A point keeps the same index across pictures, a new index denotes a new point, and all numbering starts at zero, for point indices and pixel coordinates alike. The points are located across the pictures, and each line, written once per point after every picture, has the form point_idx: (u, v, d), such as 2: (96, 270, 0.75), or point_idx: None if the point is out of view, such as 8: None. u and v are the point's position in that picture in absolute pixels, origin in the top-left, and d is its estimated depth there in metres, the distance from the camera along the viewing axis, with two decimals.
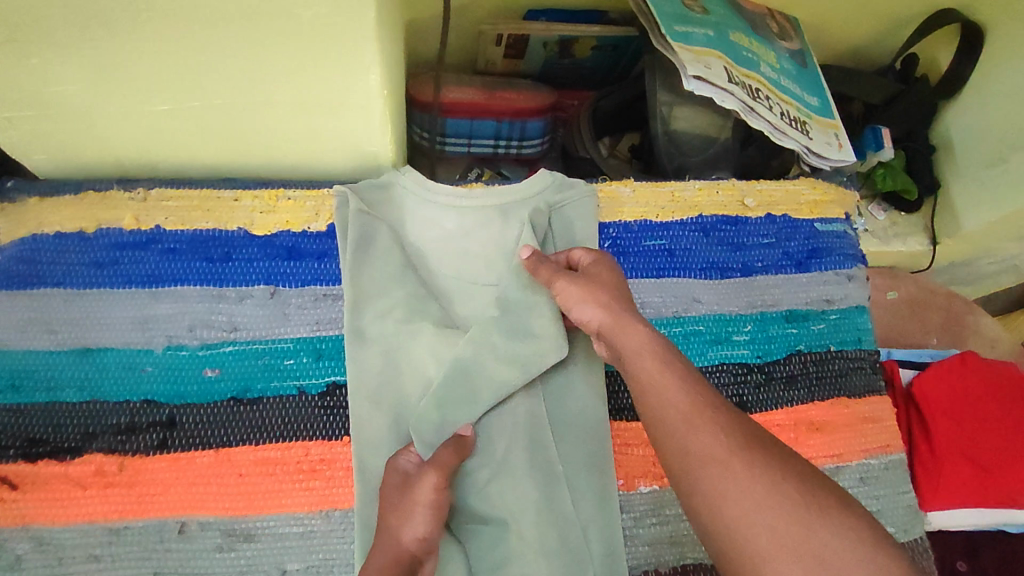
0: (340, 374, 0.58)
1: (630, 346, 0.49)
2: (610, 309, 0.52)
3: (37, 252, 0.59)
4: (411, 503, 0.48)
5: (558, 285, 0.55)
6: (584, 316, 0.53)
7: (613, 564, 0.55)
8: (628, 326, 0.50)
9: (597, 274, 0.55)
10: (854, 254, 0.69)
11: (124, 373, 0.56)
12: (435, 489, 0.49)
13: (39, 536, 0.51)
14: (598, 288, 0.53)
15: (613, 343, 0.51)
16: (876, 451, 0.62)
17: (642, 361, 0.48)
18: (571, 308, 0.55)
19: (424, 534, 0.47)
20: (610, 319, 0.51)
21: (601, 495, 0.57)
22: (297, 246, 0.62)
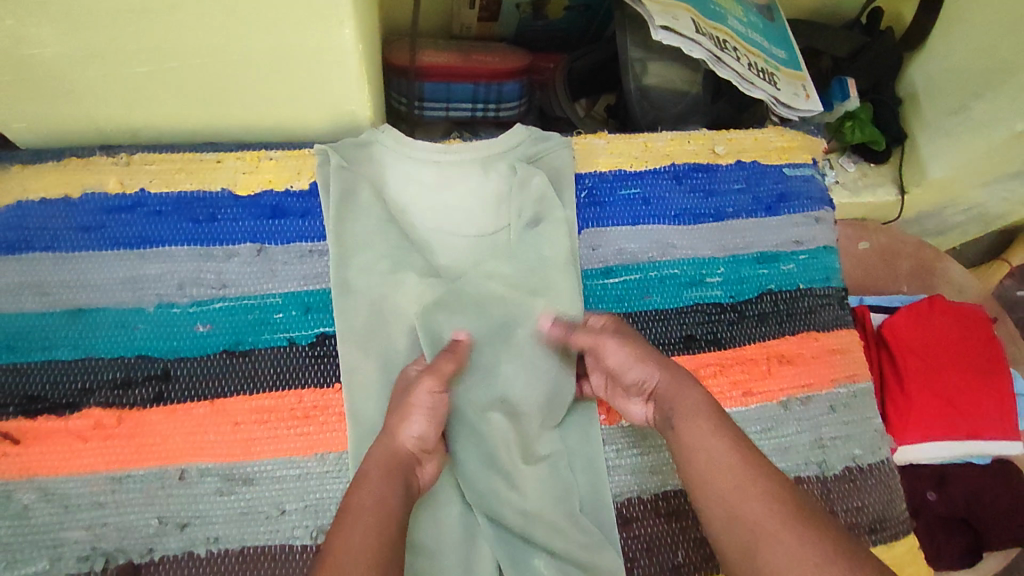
0: (328, 325, 0.60)
1: (685, 408, 0.51)
2: (662, 369, 0.54)
3: (22, 218, 0.60)
4: (409, 406, 0.52)
5: (605, 346, 0.56)
6: (638, 376, 0.55)
7: (597, 491, 0.58)
8: (684, 385, 0.53)
9: (638, 337, 0.57)
10: (822, 198, 0.72)
11: (116, 331, 0.57)
12: (430, 392, 0.53)
13: (44, 487, 0.53)
14: (645, 350, 0.55)
15: (665, 403, 0.53)
16: (844, 379, 0.64)
17: (691, 423, 0.50)
18: (621, 368, 0.56)
19: (419, 433, 0.52)
20: (666, 378, 0.54)
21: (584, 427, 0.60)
22: (281, 205, 0.63)
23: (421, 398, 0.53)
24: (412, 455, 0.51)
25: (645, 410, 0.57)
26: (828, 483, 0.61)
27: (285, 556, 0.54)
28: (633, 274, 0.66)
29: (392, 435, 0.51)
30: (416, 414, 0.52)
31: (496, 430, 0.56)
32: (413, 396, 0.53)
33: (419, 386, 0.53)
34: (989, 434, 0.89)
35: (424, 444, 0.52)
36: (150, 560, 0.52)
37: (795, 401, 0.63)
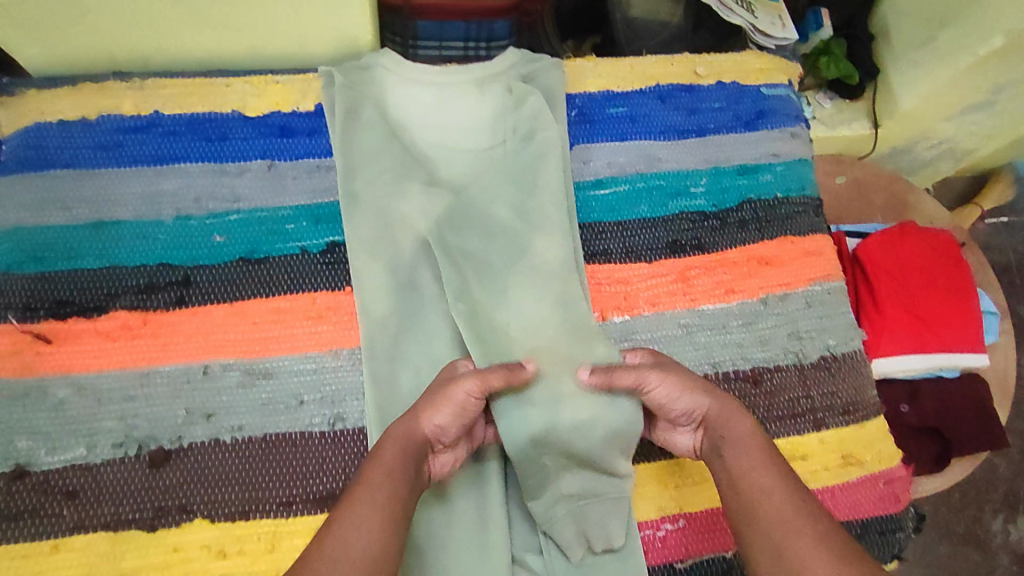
0: (337, 234, 0.63)
1: (737, 436, 0.54)
2: (712, 403, 0.56)
3: (41, 138, 0.62)
4: (443, 399, 0.54)
5: (653, 381, 0.56)
6: (686, 406, 0.56)
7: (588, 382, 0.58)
8: (733, 415, 0.55)
9: (682, 370, 0.58)
10: (797, 115, 0.76)
11: (137, 241, 0.61)
12: (468, 393, 0.54)
13: (78, 382, 0.56)
14: (689, 382, 0.56)
15: (717, 432, 0.55)
16: (819, 277, 0.69)
17: (743, 455, 0.53)
18: (673, 401, 0.56)
19: (441, 423, 0.53)
20: (716, 406, 0.56)
21: (570, 329, 0.61)
22: (288, 124, 0.66)
23: (457, 395, 0.54)
24: (426, 442, 0.53)
25: (693, 437, 0.59)
26: (804, 370, 0.66)
27: (305, 442, 0.58)
28: (622, 185, 0.70)
29: (417, 419, 0.53)
30: (447, 407, 0.53)
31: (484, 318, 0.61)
32: (452, 392, 0.54)
33: (460, 384, 0.54)
34: (958, 347, 0.95)
35: (443, 435, 0.54)
36: (180, 447, 0.56)
37: (774, 297, 0.68)
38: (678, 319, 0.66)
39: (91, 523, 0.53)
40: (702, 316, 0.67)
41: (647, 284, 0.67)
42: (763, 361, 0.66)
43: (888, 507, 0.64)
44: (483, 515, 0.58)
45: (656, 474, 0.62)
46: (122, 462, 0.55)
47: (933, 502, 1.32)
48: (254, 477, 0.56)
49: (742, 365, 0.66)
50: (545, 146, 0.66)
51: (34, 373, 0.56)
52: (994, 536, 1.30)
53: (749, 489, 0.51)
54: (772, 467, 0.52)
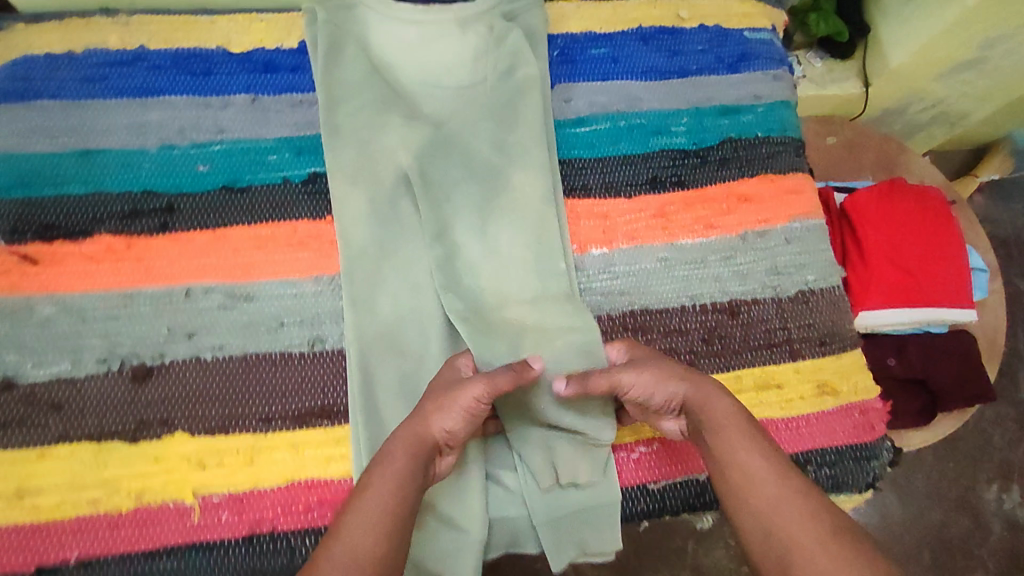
0: (318, 165, 0.64)
1: (715, 419, 0.54)
2: (692, 389, 0.56)
3: (29, 70, 0.64)
4: (452, 403, 0.53)
5: (625, 379, 0.56)
6: (664, 395, 0.56)
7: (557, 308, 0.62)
8: (712, 395, 0.55)
9: (661, 361, 0.57)
10: (780, 58, 0.76)
11: (122, 169, 0.62)
12: (476, 397, 0.53)
13: (63, 302, 0.58)
14: (668, 372, 0.56)
15: (697, 415, 0.55)
16: (798, 215, 0.69)
17: (725, 434, 0.53)
18: (650, 394, 0.56)
19: (451, 426, 0.53)
20: (693, 391, 0.55)
21: (543, 264, 0.63)
22: (272, 60, 0.67)
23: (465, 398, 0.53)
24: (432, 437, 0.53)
25: (678, 423, 0.58)
26: (783, 304, 0.67)
27: (286, 362, 0.59)
28: (603, 123, 0.70)
29: (424, 421, 0.53)
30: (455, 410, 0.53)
31: (461, 249, 0.63)
32: (459, 396, 0.53)
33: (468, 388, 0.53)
34: (946, 302, 0.95)
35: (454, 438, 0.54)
36: (162, 364, 0.57)
37: (752, 233, 0.69)
38: (657, 253, 0.67)
39: (76, 434, 0.55)
40: (681, 250, 0.67)
41: (626, 219, 0.67)
42: (741, 294, 0.67)
43: (863, 436, 0.65)
44: (473, 454, 0.58)
45: None
46: (105, 376, 0.56)
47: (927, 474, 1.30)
48: (234, 395, 0.57)
49: (720, 298, 0.66)
50: (523, 84, 0.67)
51: (20, 292, 0.58)
52: (988, 505, 1.28)
53: (724, 442, 0.52)
54: (752, 449, 0.52)
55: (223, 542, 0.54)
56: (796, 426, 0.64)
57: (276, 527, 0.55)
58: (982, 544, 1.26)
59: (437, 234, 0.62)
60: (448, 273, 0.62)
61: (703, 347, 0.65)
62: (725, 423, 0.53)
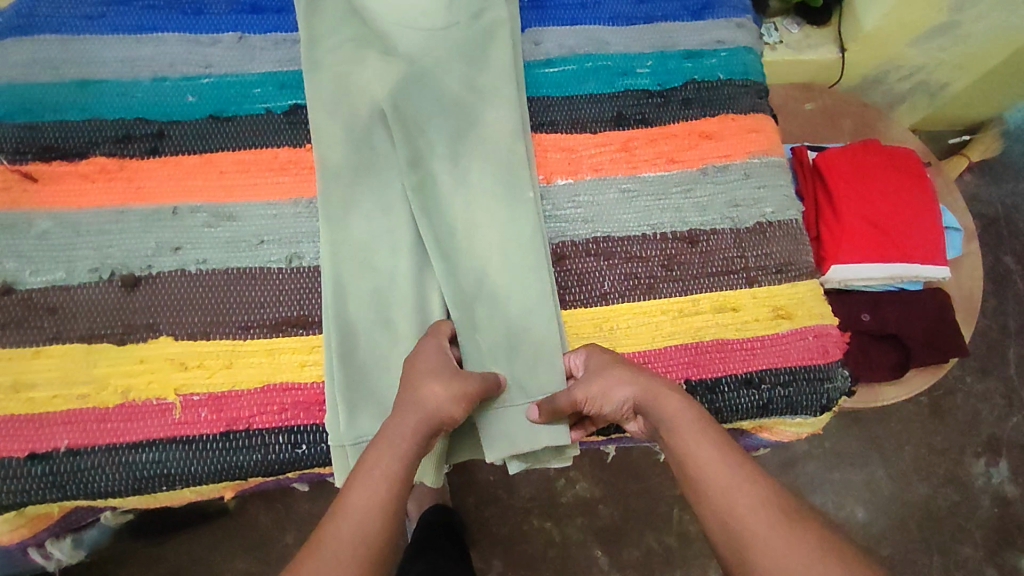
0: (300, 98, 0.69)
1: (668, 418, 0.53)
2: (639, 389, 0.55)
3: (33, 8, 0.68)
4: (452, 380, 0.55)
5: (580, 393, 0.57)
6: (616, 401, 0.56)
7: (524, 242, 0.65)
8: (662, 394, 0.55)
9: (610, 366, 0.57)
10: (743, 8, 0.80)
11: (117, 98, 0.66)
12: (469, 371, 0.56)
13: (59, 217, 0.62)
14: (617, 377, 0.56)
15: (652, 412, 0.54)
16: (757, 151, 0.72)
17: (679, 433, 0.52)
18: (606, 404, 0.57)
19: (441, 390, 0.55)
20: (643, 391, 0.55)
21: (512, 198, 0.66)
22: (258, 3, 0.72)
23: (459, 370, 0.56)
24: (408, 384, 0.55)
25: (638, 423, 0.60)
26: (740, 234, 0.69)
27: (264, 276, 0.62)
28: (571, 64, 0.74)
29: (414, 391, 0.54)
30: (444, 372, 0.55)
31: (434, 181, 0.66)
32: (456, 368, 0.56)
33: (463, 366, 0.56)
34: (917, 256, 0.96)
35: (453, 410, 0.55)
36: (149, 274, 0.61)
37: (713, 168, 0.71)
38: (620, 184, 0.70)
39: (67, 335, 0.58)
40: (642, 182, 0.70)
41: (590, 152, 0.71)
42: (700, 224, 0.69)
43: (816, 357, 0.66)
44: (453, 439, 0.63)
45: (593, 320, 0.65)
46: (96, 284, 0.60)
47: (913, 447, 1.24)
48: (213, 305, 0.60)
49: (679, 227, 0.69)
50: (493, 27, 0.71)
51: (20, 207, 0.62)
52: (975, 479, 1.23)
53: (683, 439, 0.52)
54: (711, 437, 0.51)
55: (203, 437, 0.57)
56: (748, 347, 0.65)
57: (252, 425, 0.58)
58: (968, 517, 1.20)
59: (413, 169, 0.65)
60: (423, 198, 0.65)
61: (662, 273, 0.67)
62: (678, 420, 0.53)
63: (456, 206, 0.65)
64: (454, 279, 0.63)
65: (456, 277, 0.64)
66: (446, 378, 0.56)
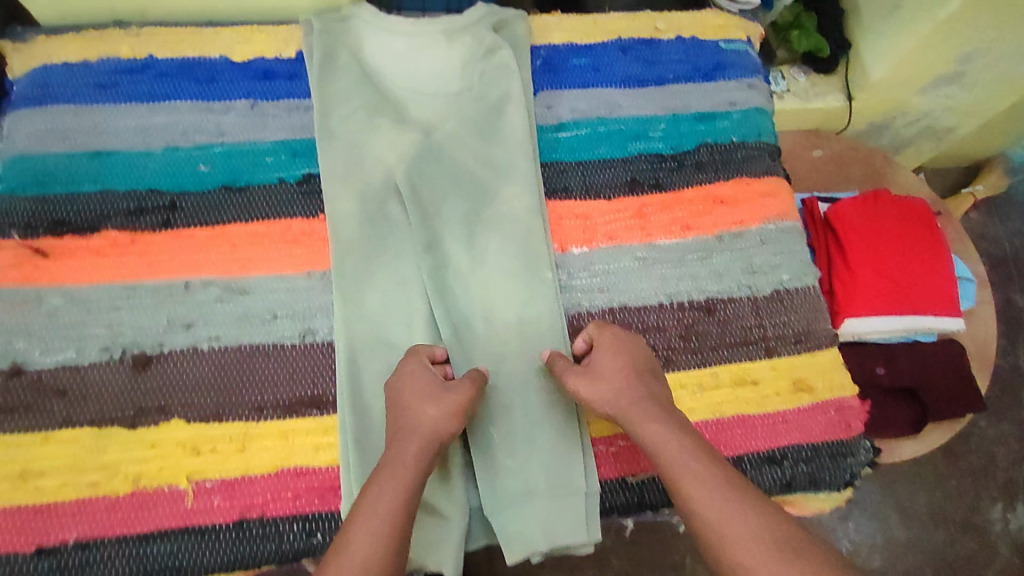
0: (313, 167, 0.68)
1: (692, 497, 0.51)
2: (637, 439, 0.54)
3: (47, 78, 0.68)
4: None
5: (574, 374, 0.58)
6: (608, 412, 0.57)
7: (539, 317, 0.64)
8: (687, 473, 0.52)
9: (607, 365, 0.58)
10: (754, 68, 0.80)
11: (129, 170, 0.66)
12: None
13: (70, 293, 0.61)
14: (609, 381, 0.57)
15: (675, 491, 0.52)
16: (773, 217, 0.72)
17: (705, 514, 0.50)
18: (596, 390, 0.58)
19: None
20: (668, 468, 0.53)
21: (527, 272, 0.65)
22: (271, 69, 0.71)
23: None
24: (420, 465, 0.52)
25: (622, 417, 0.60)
26: (758, 302, 0.68)
27: (278, 353, 0.61)
28: (584, 128, 0.74)
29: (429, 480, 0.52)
30: None
31: (448, 256, 0.65)
32: None
33: None
34: (931, 309, 0.95)
35: None
36: (161, 352, 0.60)
37: (729, 235, 0.71)
38: (636, 252, 0.69)
39: (77, 418, 0.57)
40: (658, 250, 0.69)
41: (606, 219, 0.70)
42: (717, 293, 0.68)
43: (839, 433, 0.65)
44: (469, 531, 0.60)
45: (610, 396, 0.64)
46: (107, 364, 0.59)
47: (929, 491, 1.23)
48: (226, 384, 0.59)
49: (696, 296, 0.68)
50: (507, 96, 0.71)
51: (32, 283, 0.61)
52: (992, 525, 1.21)
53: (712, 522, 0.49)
54: (742, 526, 0.49)
55: (215, 526, 0.56)
56: (771, 422, 0.64)
57: (266, 513, 0.56)
58: (986, 565, 1.19)
59: (427, 244, 0.65)
60: (437, 272, 0.64)
61: (680, 344, 0.66)
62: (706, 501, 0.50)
63: (472, 281, 0.65)
64: (470, 358, 0.62)
65: (470, 346, 0.63)
66: (446, 429, 0.54)
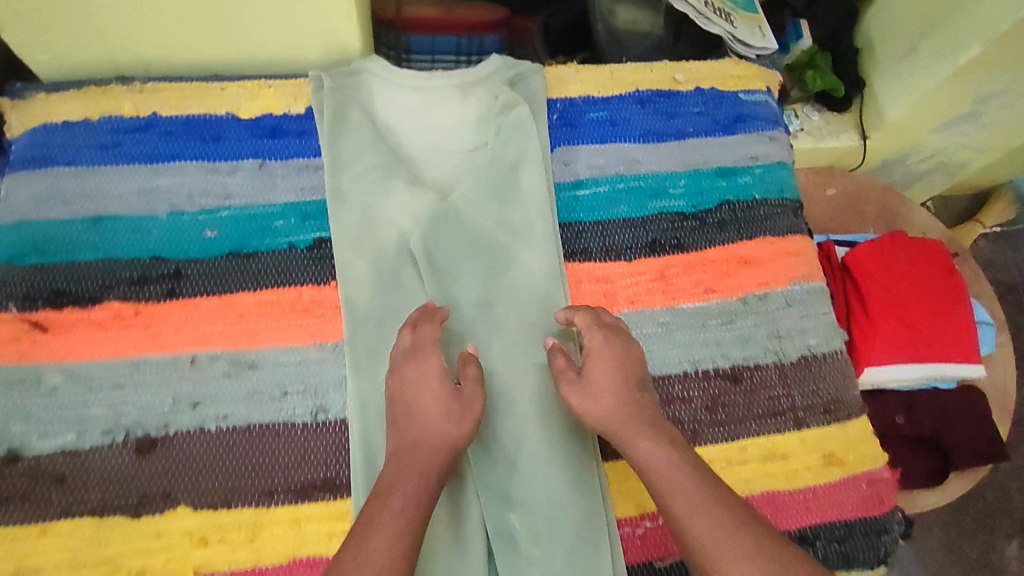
0: (324, 230, 0.65)
1: None
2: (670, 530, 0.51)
3: (48, 138, 0.66)
4: None
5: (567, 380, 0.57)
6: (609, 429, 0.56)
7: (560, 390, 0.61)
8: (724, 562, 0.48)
9: (600, 373, 0.56)
10: (775, 120, 0.78)
11: (133, 236, 0.63)
12: None
13: (70, 370, 0.58)
14: (603, 388, 0.55)
15: None
16: (798, 277, 0.70)
17: None
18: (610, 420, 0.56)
19: None
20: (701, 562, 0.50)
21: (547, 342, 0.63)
22: (280, 126, 0.69)
23: None
24: None
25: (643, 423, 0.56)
26: (785, 369, 0.66)
27: (288, 432, 0.58)
28: (602, 186, 0.71)
29: None
30: None
31: (465, 326, 0.63)
32: None
33: None
34: (952, 358, 0.93)
35: None
36: (166, 434, 0.57)
37: (753, 298, 0.69)
38: (658, 317, 0.67)
39: (77, 507, 0.54)
40: (680, 314, 0.67)
41: (627, 282, 0.67)
42: (743, 360, 0.66)
43: (871, 508, 0.62)
44: None
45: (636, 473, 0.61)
46: (109, 447, 0.56)
47: (943, 530, 1.20)
48: (234, 467, 0.56)
49: (721, 363, 0.66)
50: (524, 155, 0.68)
51: (30, 360, 0.58)
52: (1009, 565, 1.19)
53: None
54: None
55: None
56: (801, 499, 0.62)
57: None
58: None
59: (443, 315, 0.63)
60: (453, 343, 0.62)
61: (706, 416, 0.63)
62: None
63: (489, 352, 0.62)
64: (489, 437, 0.60)
65: (488, 422, 0.60)
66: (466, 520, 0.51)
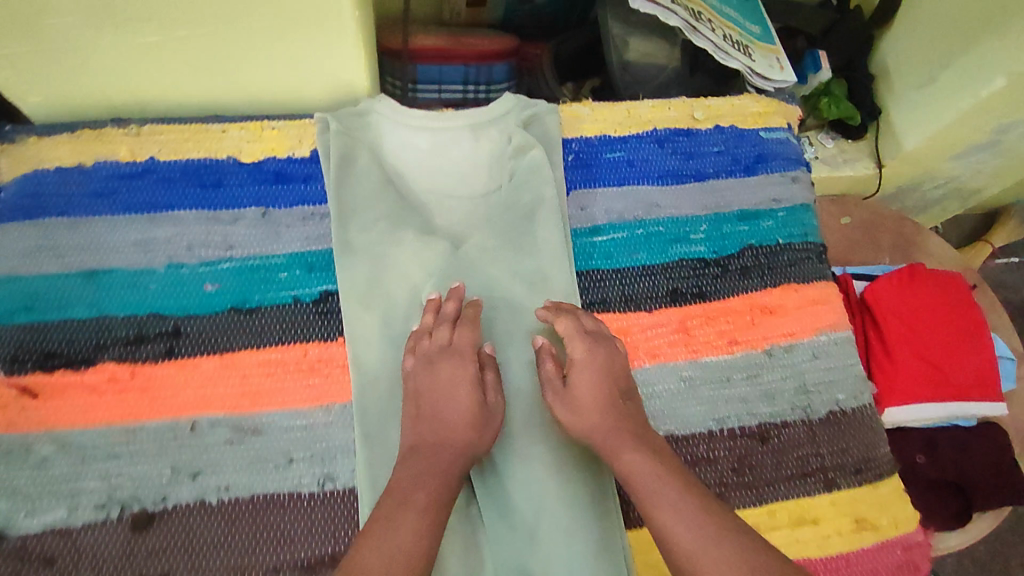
0: (330, 282, 0.62)
1: None
2: None
3: (40, 186, 0.63)
4: None
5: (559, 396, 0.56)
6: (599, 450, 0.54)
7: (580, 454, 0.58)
8: None
9: (585, 390, 0.55)
10: (797, 159, 0.75)
11: (129, 291, 0.60)
12: None
13: (62, 439, 0.55)
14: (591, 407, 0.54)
15: None
16: (825, 327, 0.67)
17: None
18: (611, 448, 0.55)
19: None
20: None
21: None
22: (284, 170, 0.66)
23: None
24: None
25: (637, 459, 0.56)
26: (813, 427, 0.63)
27: (294, 504, 0.55)
28: (620, 231, 0.68)
29: None
30: None
31: None
32: None
33: None
34: (975, 396, 0.90)
35: None
36: (164, 508, 0.53)
37: (779, 349, 0.66)
38: (680, 372, 0.64)
39: None
40: (704, 368, 0.64)
41: (647, 334, 0.65)
42: (770, 416, 0.63)
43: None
44: None
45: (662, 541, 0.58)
46: (103, 523, 0.53)
47: None
48: (236, 543, 0.53)
49: (747, 421, 0.63)
50: (539, 201, 0.66)
51: (18, 429, 0.55)
52: None
53: None
54: None
55: None
56: (834, 567, 0.59)
57: None
58: None
59: None
60: None
61: (732, 478, 0.60)
62: None
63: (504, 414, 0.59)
64: (506, 506, 0.57)
65: (505, 489, 0.57)
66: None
